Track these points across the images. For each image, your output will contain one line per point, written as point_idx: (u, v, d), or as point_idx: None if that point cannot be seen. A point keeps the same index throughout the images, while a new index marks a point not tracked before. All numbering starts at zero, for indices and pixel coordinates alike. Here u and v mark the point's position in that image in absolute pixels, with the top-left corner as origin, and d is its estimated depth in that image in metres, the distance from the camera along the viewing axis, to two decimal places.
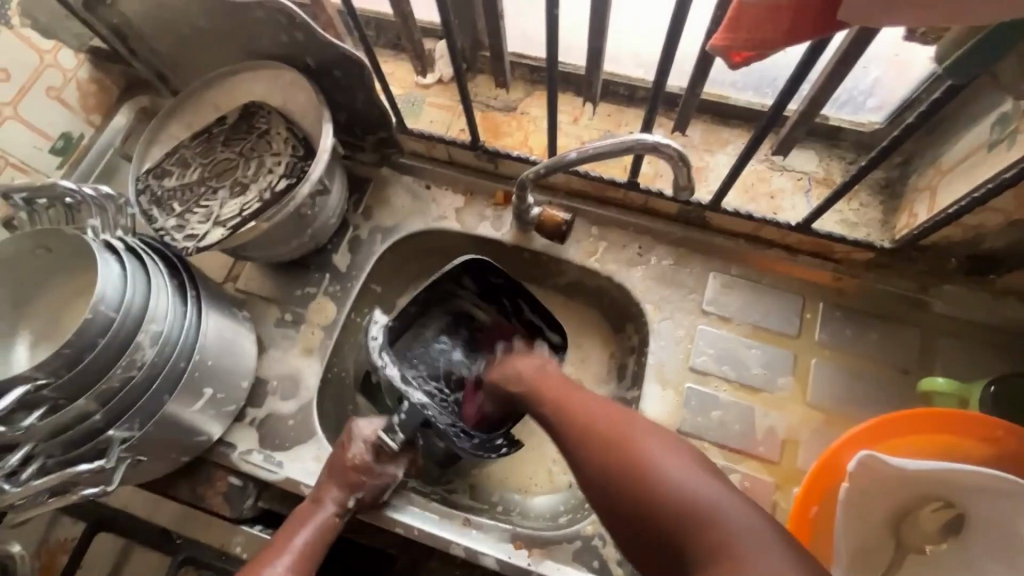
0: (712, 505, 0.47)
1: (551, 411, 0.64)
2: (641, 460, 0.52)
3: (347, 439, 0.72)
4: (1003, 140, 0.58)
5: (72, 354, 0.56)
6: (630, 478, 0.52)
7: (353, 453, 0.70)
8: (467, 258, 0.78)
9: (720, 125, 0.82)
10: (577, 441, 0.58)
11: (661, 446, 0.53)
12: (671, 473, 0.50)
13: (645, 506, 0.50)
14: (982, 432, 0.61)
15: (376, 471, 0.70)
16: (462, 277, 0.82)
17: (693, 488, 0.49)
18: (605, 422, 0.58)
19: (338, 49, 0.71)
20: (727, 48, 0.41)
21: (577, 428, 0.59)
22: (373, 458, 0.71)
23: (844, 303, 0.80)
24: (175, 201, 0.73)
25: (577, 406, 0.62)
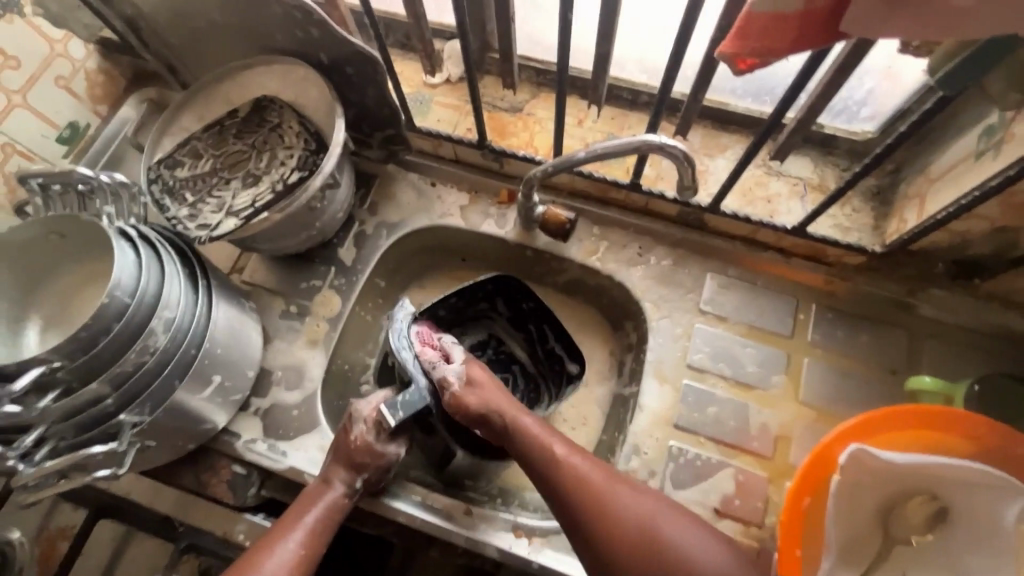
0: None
1: (558, 480, 0.66)
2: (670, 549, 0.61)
3: (349, 421, 0.71)
4: (990, 149, 0.61)
5: (88, 337, 0.56)
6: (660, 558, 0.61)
7: (357, 435, 0.70)
8: (499, 276, 0.89)
9: (719, 131, 0.85)
10: (593, 512, 0.63)
11: (684, 529, 0.62)
12: (697, 545, 0.61)
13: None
14: (966, 428, 0.64)
15: (378, 452, 0.70)
16: (497, 301, 0.94)
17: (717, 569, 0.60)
18: (622, 493, 0.65)
19: (353, 46, 0.72)
20: (734, 55, 0.43)
21: (594, 500, 0.64)
22: (376, 438, 0.71)
23: (836, 305, 0.83)
24: (187, 191, 0.74)
25: (588, 484, 0.65)
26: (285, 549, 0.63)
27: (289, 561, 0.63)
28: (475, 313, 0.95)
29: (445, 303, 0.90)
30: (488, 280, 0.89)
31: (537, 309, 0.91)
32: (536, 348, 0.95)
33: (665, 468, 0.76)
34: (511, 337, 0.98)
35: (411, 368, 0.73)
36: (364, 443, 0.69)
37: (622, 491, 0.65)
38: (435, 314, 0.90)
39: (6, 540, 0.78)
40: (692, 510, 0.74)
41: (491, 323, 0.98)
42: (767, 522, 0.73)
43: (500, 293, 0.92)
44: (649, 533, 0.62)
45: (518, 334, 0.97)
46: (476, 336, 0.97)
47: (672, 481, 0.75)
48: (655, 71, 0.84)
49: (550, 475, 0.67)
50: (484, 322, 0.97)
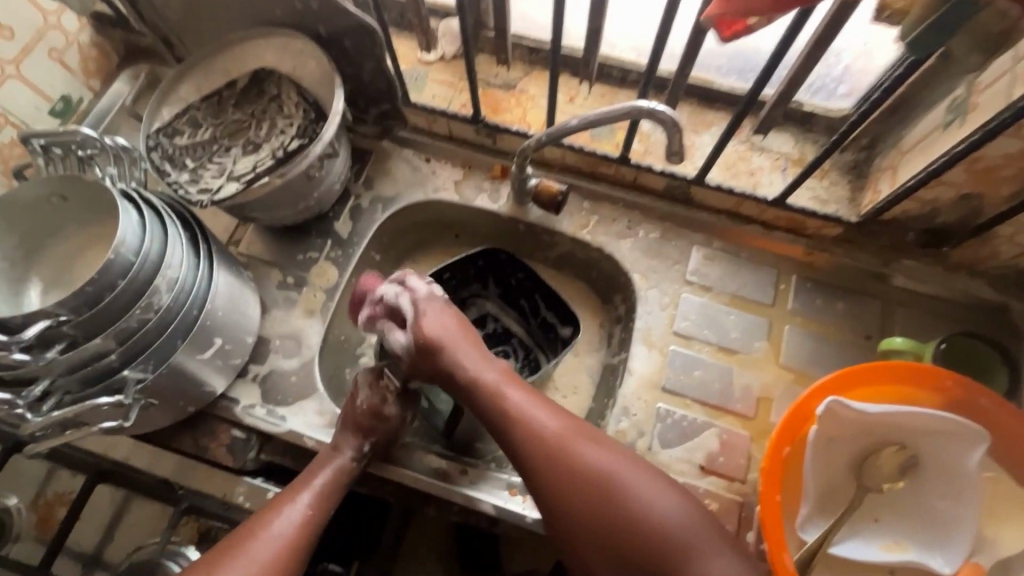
0: (677, 524, 0.60)
1: (509, 429, 0.68)
2: (626, 494, 0.61)
3: (353, 390, 0.75)
4: (957, 118, 0.65)
5: (94, 291, 0.57)
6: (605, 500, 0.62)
7: (363, 400, 0.74)
8: (485, 248, 0.92)
9: (705, 108, 0.89)
10: (544, 459, 0.65)
11: (641, 478, 0.63)
12: (661, 508, 0.60)
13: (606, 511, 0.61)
14: (933, 382, 0.68)
15: (383, 416, 0.73)
16: (487, 279, 0.97)
17: (668, 514, 0.60)
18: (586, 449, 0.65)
19: (353, 18, 0.74)
20: (717, 15, 0.49)
21: (547, 451, 0.65)
22: (383, 403, 0.74)
23: (815, 275, 0.87)
24: (187, 158, 0.75)
25: (538, 429, 0.67)
26: (294, 509, 0.66)
27: (297, 522, 0.65)
28: (465, 295, 0.98)
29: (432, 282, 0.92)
30: (478, 253, 0.92)
31: (528, 279, 0.94)
32: (528, 321, 0.98)
33: (654, 429, 0.80)
34: (503, 315, 1.00)
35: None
36: (369, 407, 0.73)
37: (579, 443, 0.65)
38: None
39: (4, 507, 0.79)
40: (679, 468, 0.77)
41: (482, 303, 1.00)
42: (749, 477, 0.77)
43: (490, 270, 0.95)
44: (603, 485, 0.62)
45: (510, 310, 1.00)
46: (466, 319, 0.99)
47: (660, 441, 0.79)
48: (644, 51, 0.87)
49: (508, 427, 0.68)
50: (473, 304, 0.99)
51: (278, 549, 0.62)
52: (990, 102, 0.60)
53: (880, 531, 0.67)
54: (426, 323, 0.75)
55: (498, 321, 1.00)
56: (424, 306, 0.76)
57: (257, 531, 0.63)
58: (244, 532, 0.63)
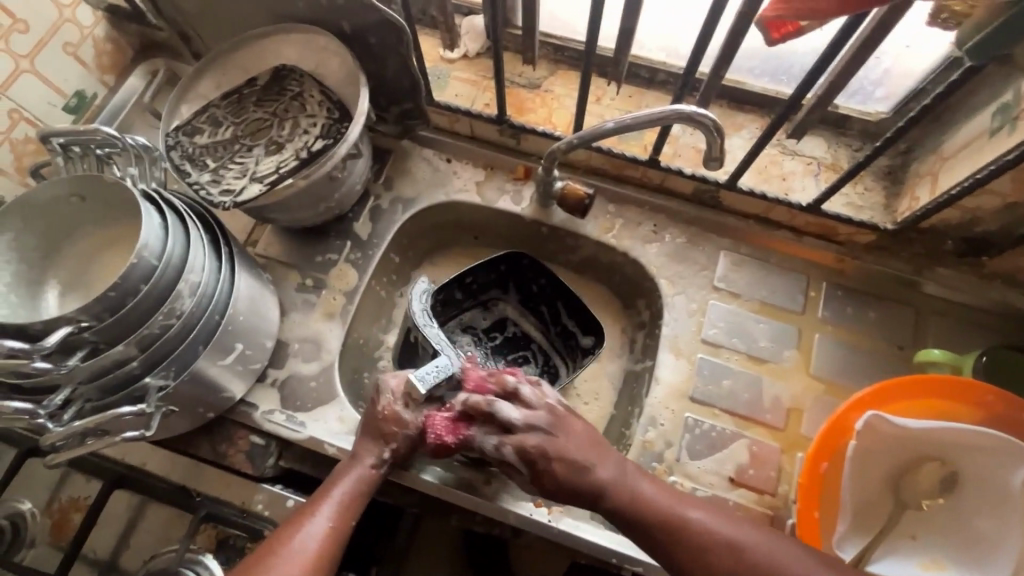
0: None
1: (684, 552, 0.59)
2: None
3: (375, 393, 0.71)
4: (1005, 125, 0.63)
5: (116, 297, 0.56)
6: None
7: (385, 405, 0.70)
8: (505, 253, 0.90)
9: (735, 110, 0.87)
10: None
11: (782, 548, 0.59)
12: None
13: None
14: (974, 397, 0.66)
15: (406, 421, 0.70)
16: (508, 284, 0.95)
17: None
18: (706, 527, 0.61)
19: (379, 14, 0.72)
20: (773, 18, 0.46)
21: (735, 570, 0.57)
22: (406, 407, 0.71)
23: (847, 283, 0.85)
24: (208, 157, 0.73)
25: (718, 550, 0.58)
26: (315, 523, 0.63)
27: (321, 535, 0.63)
28: (484, 299, 0.96)
29: (454, 286, 0.90)
30: (499, 258, 0.90)
31: (550, 287, 0.92)
32: (548, 328, 0.96)
33: (682, 439, 0.78)
34: (522, 320, 0.98)
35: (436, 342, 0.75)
36: (393, 414, 0.70)
37: (750, 543, 0.59)
38: (447, 298, 0.91)
39: (17, 512, 0.77)
40: (707, 480, 0.76)
41: (500, 307, 0.98)
42: (779, 490, 0.75)
43: (511, 275, 0.94)
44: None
45: (529, 315, 0.97)
46: (485, 322, 0.97)
47: (688, 452, 0.77)
48: (675, 51, 0.85)
49: (669, 543, 0.60)
50: (494, 307, 0.97)
51: (302, 565, 0.60)
52: None
53: (918, 548, 0.66)
54: (550, 461, 0.64)
55: (516, 326, 0.98)
56: (536, 440, 0.65)
57: (280, 544, 0.61)
58: (267, 548, 0.61)
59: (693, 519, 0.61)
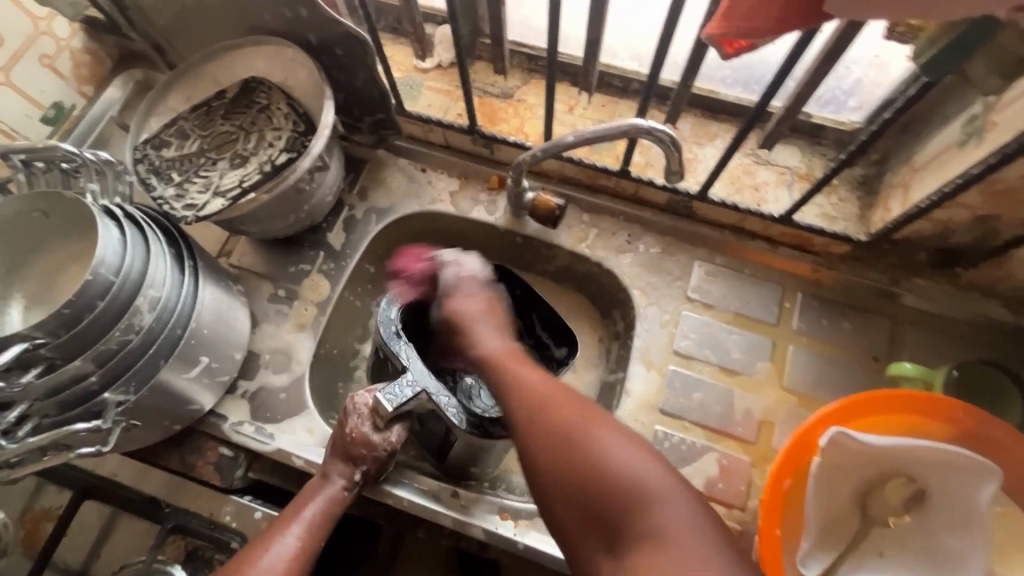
0: (647, 497, 0.49)
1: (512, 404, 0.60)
2: (608, 470, 0.51)
3: (344, 415, 0.71)
4: (972, 138, 0.62)
5: (72, 314, 0.56)
6: (570, 451, 0.53)
7: (352, 427, 0.70)
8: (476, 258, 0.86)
9: (709, 119, 0.86)
10: (535, 433, 0.56)
11: (632, 454, 0.52)
12: (634, 472, 0.51)
13: (596, 506, 0.51)
14: (942, 413, 0.65)
15: (375, 443, 0.70)
16: None
17: (647, 486, 0.50)
18: (540, 386, 0.60)
19: (342, 26, 0.72)
20: (717, 36, 0.44)
21: (559, 449, 0.54)
22: (372, 428, 0.70)
23: (822, 294, 0.83)
24: (174, 171, 0.73)
25: (546, 419, 0.56)
26: (283, 542, 0.63)
27: (287, 556, 0.62)
28: None
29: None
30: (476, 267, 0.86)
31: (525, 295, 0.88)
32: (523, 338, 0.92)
33: None
34: None
35: (405, 358, 0.72)
36: (360, 436, 0.69)
37: (600, 438, 0.53)
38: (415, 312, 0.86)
39: None
40: None
41: None
42: (749, 504, 0.75)
43: None
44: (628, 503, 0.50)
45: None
46: None
47: None
48: (646, 60, 0.84)
49: (504, 394, 0.62)
50: None
51: None
52: (1009, 122, 0.56)
53: (885, 567, 0.65)
54: (460, 304, 0.74)
55: None
56: (466, 280, 0.77)
57: (242, 565, 0.61)
58: (231, 567, 0.61)
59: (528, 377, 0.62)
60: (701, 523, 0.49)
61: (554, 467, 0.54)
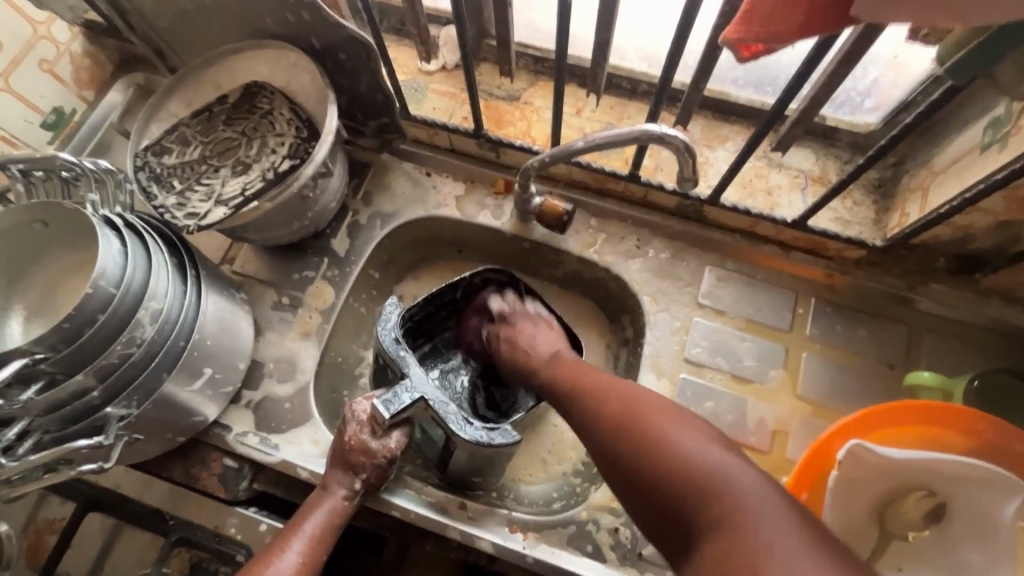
0: (710, 474, 0.46)
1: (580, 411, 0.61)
2: (668, 450, 0.49)
3: (343, 422, 0.70)
4: (996, 142, 0.60)
5: (72, 328, 0.55)
6: (629, 438, 0.53)
7: (351, 435, 0.68)
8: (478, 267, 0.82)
9: (720, 122, 0.84)
10: (602, 430, 0.56)
11: (691, 436, 0.50)
12: (691, 453, 0.48)
13: (662, 494, 0.48)
14: (962, 424, 0.63)
15: (374, 450, 0.68)
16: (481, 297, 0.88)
17: (708, 464, 0.47)
18: (605, 387, 0.61)
19: (345, 30, 0.70)
20: (735, 40, 0.42)
21: (621, 439, 0.53)
22: (371, 436, 0.69)
23: (836, 299, 0.82)
24: (175, 178, 0.72)
25: (610, 409, 0.57)
26: (286, 558, 0.62)
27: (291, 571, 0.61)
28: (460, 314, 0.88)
29: (432, 302, 0.83)
30: (478, 273, 0.83)
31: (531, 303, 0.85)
32: None
33: None
34: None
35: (405, 364, 0.71)
36: (359, 444, 0.67)
37: (660, 422, 0.52)
38: (414, 318, 0.83)
39: None
40: None
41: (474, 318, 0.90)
42: None
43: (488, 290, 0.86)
44: (694, 484, 0.46)
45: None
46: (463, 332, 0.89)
47: None
48: (656, 61, 0.82)
49: (573, 400, 0.63)
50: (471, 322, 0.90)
51: None
52: None
53: None
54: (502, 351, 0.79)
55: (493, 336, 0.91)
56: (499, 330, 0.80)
57: None
58: None
59: (591, 378, 0.64)
60: (771, 503, 0.44)
61: (617, 459, 0.53)
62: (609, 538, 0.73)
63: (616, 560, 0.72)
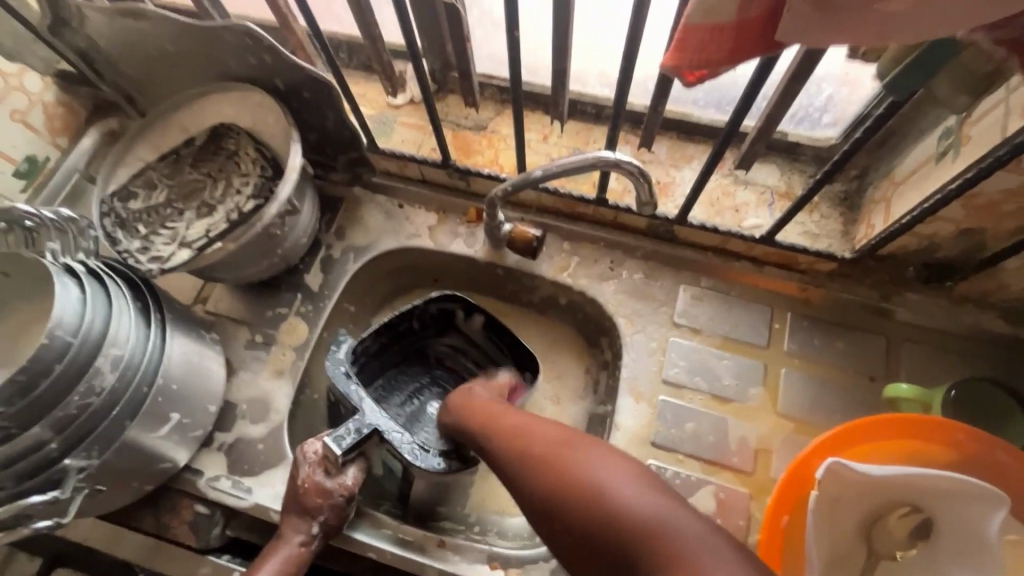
0: (630, 510, 0.47)
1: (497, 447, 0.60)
2: (583, 482, 0.50)
3: (295, 463, 0.67)
4: (949, 153, 0.60)
5: (26, 380, 0.54)
6: (547, 473, 0.53)
7: (304, 477, 0.66)
8: (433, 293, 0.81)
9: (685, 141, 0.85)
10: (522, 464, 0.56)
11: (608, 467, 0.51)
12: (606, 485, 0.49)
13: (584, 526, 0.48)
14: (941, 437, 0.62)
15: (329, 491, 0.66)
16: (435, 324, 0.87)
17: (624, 500, 0.48)
18: (530, 428, 0.59)
19: (307, 71, 0.71)
20: (673, 68, 0.42)
21: (541, 473, 0.53)
22: (326, 475, 0.66)
23: (811, 313, 0.81)
24: (140, 223, 0.72)
25: (530, 446, 0.57)
26: None
27: None
28: (419, 343, 0.89)
29: (386, 333, 0.82)
30: (430, 301, 0.82)
31: (487, 324, 0.83)
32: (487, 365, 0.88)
33: None
34: (459, 358, 0.90)
35: (357, 397, 0.70)
36: (313, 485, 0.65)
37: (579, 455, 0.52)
38: (367, 350, 0.82)
39: None
40: None
41: (433, 347, 0.90)
42: (749, 540, 0.71)
43: (442, 316, 0.86)
44: (615, 522, 0.47)
45: (467, 357, 0.89)
46: (420, 364, 0.90)
47: None
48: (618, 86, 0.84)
49: (490, 436, 0.62)
50: (430, 351, 0.90)
51: None
52: (983, 135, 0.55)
53: None
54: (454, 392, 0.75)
55: (456, 364, 0.90)
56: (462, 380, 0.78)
57: None
58: None
59: (507, 415, 0.64)
60: (690, 528, 0.45)
61: (547, 505, 0.52)
62: None
63: None
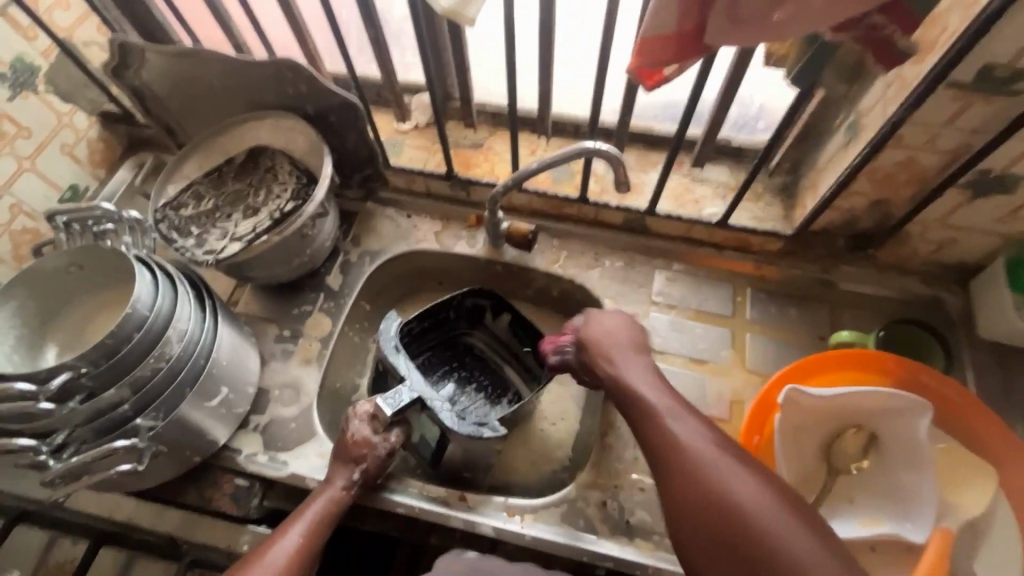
0: (776, 545, 0.51)
1: (652, 444, 0.63)
2: (740, 509, 0.54)
3: (346, 419, 0.78)
4: (853, 138, 0.77)
5: (113, 344, 0.63)
6: (702, 488, 0.56)
7: (353, 431, 0.76)
8: (468, 287, 0.94)
9: (649, 150, 1.02)
10: (675, 469, 0.59)
11: (770, 503, 0.54)
12: (763, 519, 0.53)
13: (727, 538, 0.53)
14: (878, 366, 0.76)
15: (374, 442, 0.76)
16: (467, 317, 0.99)
17: (777, 535, 0.52)
18: (690, 436, 0.61)
19: (336, 97, 0.86)
20: (637, 68, 0.57)
21: (697, 483, 0.57)
22: (372, 431, 0.77)
23: (766, 287, 0.96)
24: (192, 225, 0.85)
25: (692, 458, 0.59)
26: (288, 539, 0.68)
27: (293, 552, 0.67)
28: (453, 333, 1.00)
29: (427, 317, 0.95)
30: (466, 295, 0.94)
31: (513, 321, 0.96)
32: (513, 359, 1.00)
33: None
34: (488, 350, 1.01)
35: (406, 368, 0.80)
36: (361, 438, 0.75)
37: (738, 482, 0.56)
38: (411, 330, 0.94)
39: None
40: None
41: (466, 338, 1.02)
42: None
43: (474, 311, 0.98)
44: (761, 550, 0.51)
45: (496, 350, 1.01)
46: (452, 352, 1.01)
47: None
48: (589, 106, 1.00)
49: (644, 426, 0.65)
50: (461, 341, 1.01)
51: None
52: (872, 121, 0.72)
53: (855, 509, 0.72)
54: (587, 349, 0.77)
55: (483, 356, 1.01)
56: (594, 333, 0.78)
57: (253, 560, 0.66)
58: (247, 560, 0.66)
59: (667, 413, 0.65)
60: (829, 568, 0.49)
61: (695, 514, 0.56)
62: (599, 512, 0.79)
63: (607, 532, 0.78)
